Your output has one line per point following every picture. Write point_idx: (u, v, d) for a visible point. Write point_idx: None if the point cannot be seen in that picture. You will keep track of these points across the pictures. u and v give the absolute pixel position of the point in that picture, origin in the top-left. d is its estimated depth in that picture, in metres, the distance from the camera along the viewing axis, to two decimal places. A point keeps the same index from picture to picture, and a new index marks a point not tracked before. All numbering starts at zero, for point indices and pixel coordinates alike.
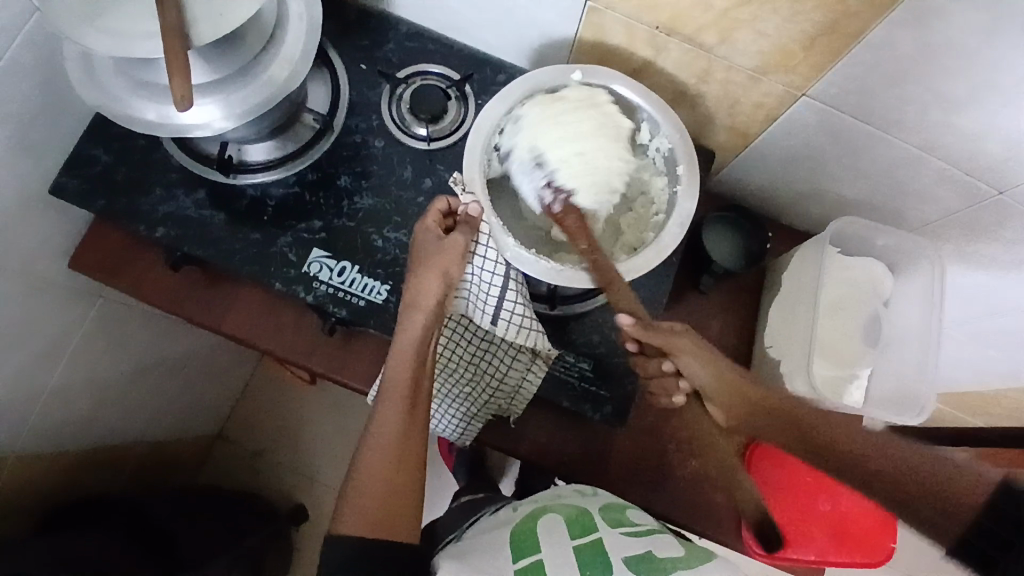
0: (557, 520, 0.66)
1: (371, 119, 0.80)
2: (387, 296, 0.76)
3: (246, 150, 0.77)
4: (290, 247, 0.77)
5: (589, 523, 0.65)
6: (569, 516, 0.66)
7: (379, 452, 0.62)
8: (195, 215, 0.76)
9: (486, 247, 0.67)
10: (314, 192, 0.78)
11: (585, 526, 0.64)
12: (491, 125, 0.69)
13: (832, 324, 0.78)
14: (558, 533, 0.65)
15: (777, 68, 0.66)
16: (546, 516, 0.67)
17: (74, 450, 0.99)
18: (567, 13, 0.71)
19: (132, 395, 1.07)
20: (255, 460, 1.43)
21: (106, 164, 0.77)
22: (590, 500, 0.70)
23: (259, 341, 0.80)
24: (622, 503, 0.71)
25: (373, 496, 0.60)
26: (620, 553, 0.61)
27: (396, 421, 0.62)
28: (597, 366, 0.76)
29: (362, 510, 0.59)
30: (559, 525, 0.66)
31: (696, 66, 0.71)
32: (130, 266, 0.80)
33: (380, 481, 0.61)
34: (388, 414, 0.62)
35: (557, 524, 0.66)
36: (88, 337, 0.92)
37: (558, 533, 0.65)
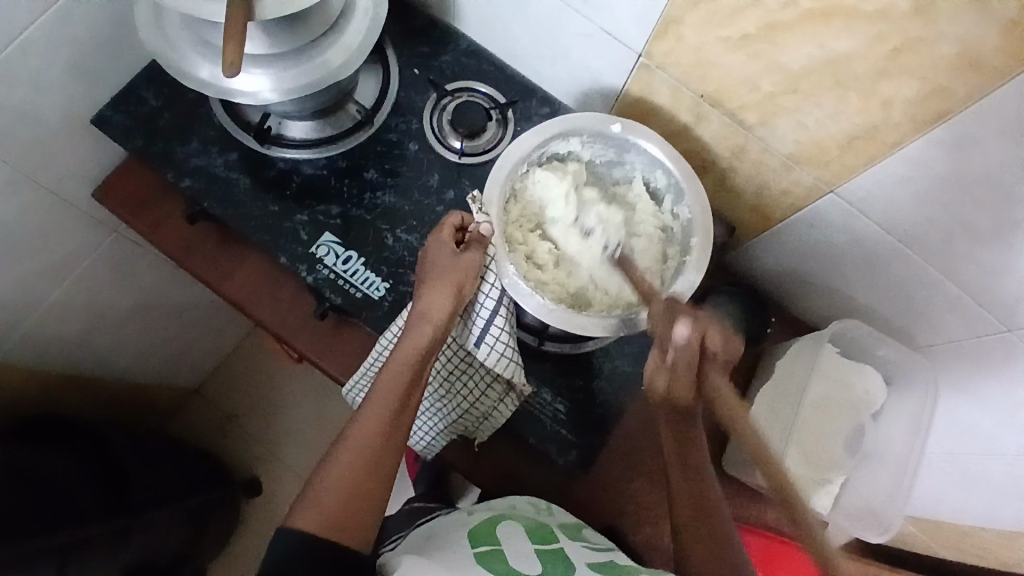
0: (517, 526, 0.66)
1: (411, 122, 0.82)
2: (384, 295, 0.77)
3: (286, 125, 0.79)
4: (304, 226, 0.78)
5: (549, 535, 0.66)
6: (529, 526, 0.66)
7: (351, 456, 0.59)
8: (223, 174, 0.79)
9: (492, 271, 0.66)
10: (340, 178, 0.80)
11: (544, 536, 0.65)
12: (522, 155, 0.70)
13: (817, 420, 0.79)
14: (519, 538, 0.64)
15: (811, 160, 0.67)
16: (504, 522, 0.66)
17: (54, 370, 1.01)
18: (619, 64, 0.73)
19: (124, 331, 1.08)
20: (226, 423, 1.43)
21: (153, 108, 0.80)
22: (545, 516, 0.70)
23: (254, 309, 0.81)
24: (574, 520, 0.72)
25: (334, 497, 0.57)
26: (585, 560, 0.63)
27: (379, 423, 0.60)
28: (572, 411, 0.75)
29: (322, 509, 0.56)
30: (520, 531, 0.65)
31: (732, 142, 0.72)
32: (150, 208, 0.82)
33: (346, 483, 0.58)
34: (372, 414, 0.60)
35: (518, 530, 0.65)
36: (95, 265, 0.94)
37: (519, 536, 0.64)
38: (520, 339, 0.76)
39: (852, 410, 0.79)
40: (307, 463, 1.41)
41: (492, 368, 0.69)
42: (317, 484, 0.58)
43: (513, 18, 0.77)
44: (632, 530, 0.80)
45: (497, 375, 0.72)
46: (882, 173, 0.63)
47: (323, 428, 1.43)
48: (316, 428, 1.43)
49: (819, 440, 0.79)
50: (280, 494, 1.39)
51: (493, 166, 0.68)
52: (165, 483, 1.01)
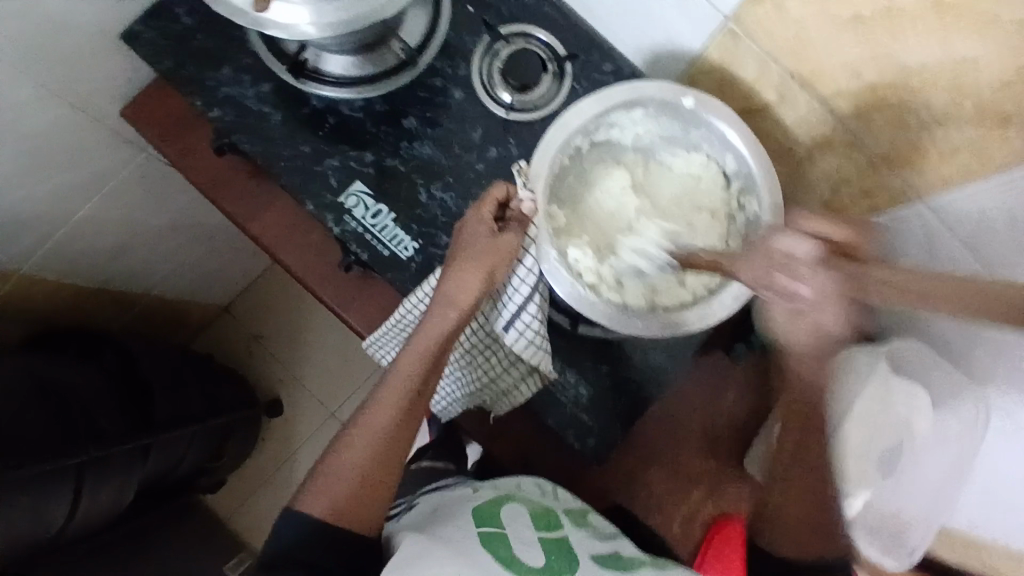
0: (521, 511, 0.65)
1: (458, 67, 0.75)
2: (413, 255, 0.73)
3: (324, 58, 0.72)
4: (335, 172, 0.73)
5: (554, 521, 0.64)
6: (534, 511, 0.65)
7: (366, 437, 0.60)
8: (255, 107, 0.74)
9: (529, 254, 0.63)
10: (378, 123, 0.74)
11: (548, 522, 0.64)
12: (579, 124, 0.62)
13: (851, 436, 0.73)
14: (522, 522, 0.63)
15: (902, 165, 0.59)
16: (508, 504, 0.65)
17: (84, 283, 1.02)
18: (700, 25, 0.63)
19: (155, 249, 1.08)
20: (251, 343, 1.45)
21: (185, 27, 0.74)
22: (551, 500, 0.69)
23: (279, 252, 0.78)
24: (580, 505, 0.71)
25: (345, 481, 0.59)
26: (588, 551, 0.62)
27: (394, 407, 0.60)
28: (595, 398, 0.72)
29: (332, 493, 0.58)
30: (523, 515, 0.64)
31: (816, 130, 0.63)
32: (179, 134, 0.78)
33: (355, 469, 0.59)
34: (386, 400, 0.60)
35: (521, 515, 0.64)
36: (125, 183, 0.92)
37: (522, 519, 0.63)
38: (552, 318, 0.72)
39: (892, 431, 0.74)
40: (327, 392, 1.43)
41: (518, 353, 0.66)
42: (328, 467, 0.59)
43: None
44: (641, 519, 0.78)
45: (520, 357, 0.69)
46: None
47: (343, 360, 1.44)
48: (336, 359, 1.44)
49: (849, 458, 0.74)
50: (299, 418, 1.42)
51: (545, 136, 0.61)
52: (187, 405, 1.03)
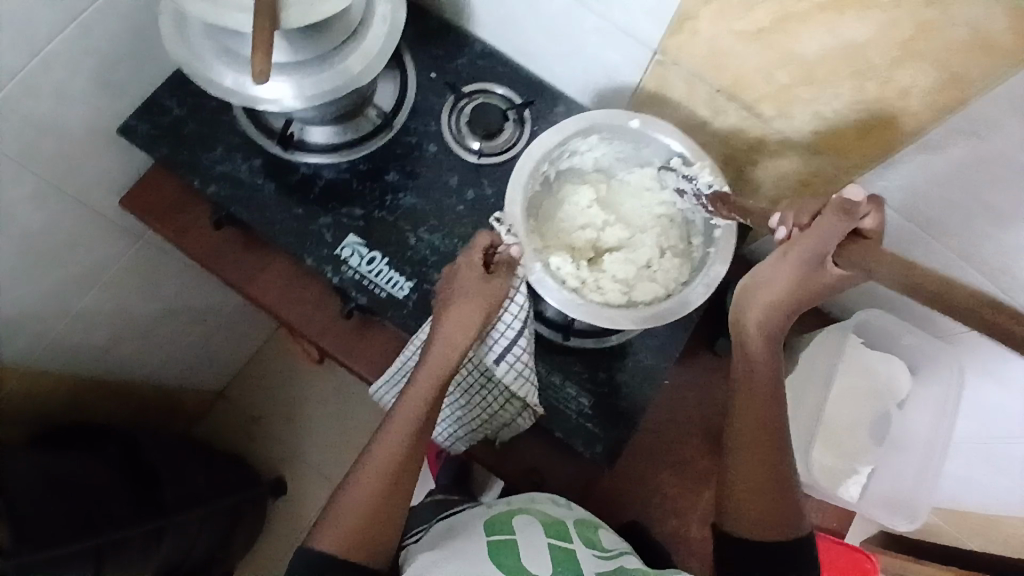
0: (533, 525, 0.65)
1: (429, 124, 0.84)
2: (408, 294, 0.78)
3: (308, 131, 0.81)
4: (328, 229, 0.80)
5: (564, 535, 0.65)
6: (545, 525, 0.65)
7: (372, 470, 0.62)
8: (248, 179, 0.80)
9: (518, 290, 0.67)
10: (362, 181, 0.81)
11: (558, 537, 0.64)
12: (544, 153, 0.70)
13: (840, 409, 0.79)
14: (533, 539, 0.64)
15: (827, 150, 0.68)
16: (521, 518, 0.66)
17: (84, 375, 1.03)
18: (634, 60, 0.73)
19: (152, 336, 1.11)
20: (249, 426, 1.45)
21: (177, 117, 0.82)
22: (562, 511, 0.69)
23: (281, 311, 0.83)
24: (592, 517, 0.71)
25: (355, 516, 0.60)
26: (592, 570, 0.62)
27: (400, 440, 0.63)
28: (597, 405, 0.76)
29: (344, 526, 0.59)
30: (534, 531, 0.64)
31: (750, 134, 0.72)
32: (178, 215, 0.84)
33: (365, 502, 0.60)
34: (394, 434, 0.63)
35: (533, 530, 0.64)
36: (122, 271, 0.96)
37: (532, 536, 0.64)
38: (544, 334, 0.77)
39: (876, 397, 0.80)
40: (331, 465, 1.42)
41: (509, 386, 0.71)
42: (338, 504, 0.61)
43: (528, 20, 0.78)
44: (659, 521, 0.80)
45: (513, 395, 0.72)
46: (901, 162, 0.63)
47: (345, 429, 1.45)
48: (337, 429, 1.45)
49: (843, 429, 0.80)
50: (305, 495, 1.40)
51: (515, 168, 0.69)
52: (194, 487, 1.03)
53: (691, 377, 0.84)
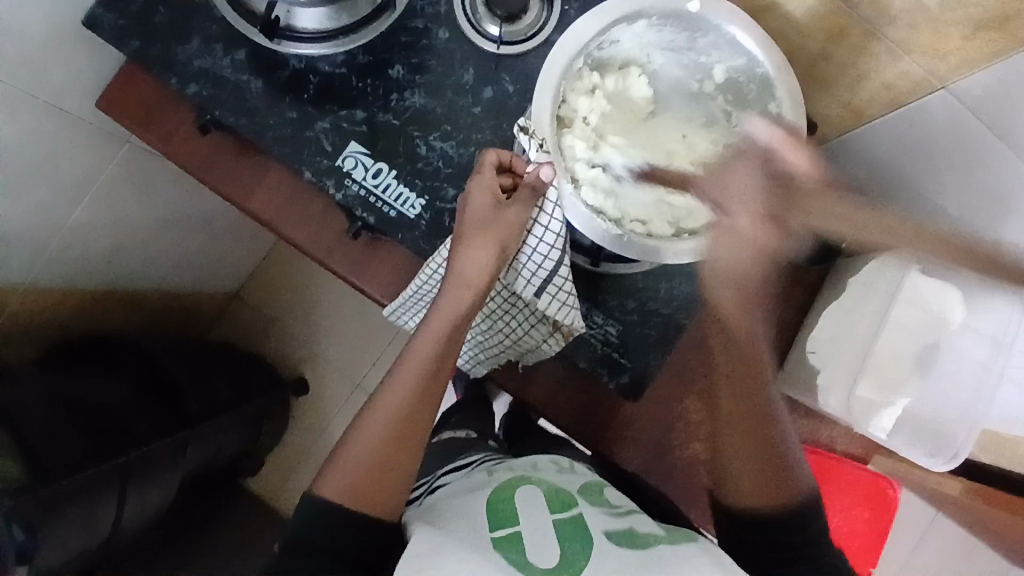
0: (535, 490, 0.61)
1: (438, 4, 0.70)
2: (421, 213, 0.70)
3: (296, 14, 0.68)
4: (327, 135, 0.70)
5: (568, 499, 0.60)
6: (547, 490, 0.61)
7: (380, 418, 0.58)
8: (231, 77, 0.69)
9: (550, 216, 0.60)
10: (362, 77, 0.70)
11: (562, 498, 0.60)
12: (578, 47, 0.58)
13: (890, 340, 0.73)
14: (537, 504, 0.59)
15: (928, 47, 0.54)
16: (522, 486, 0.61)
17: (91, 286, 1.00)
18: None
19: (156, 243, 1.06)
20: (269, 325, 1.45)
21: (144, 1, 0.69)
22: (567, 479, 0.65)
23: (283, 227, 0.76)
24: (598, 480, 0.67)
25: (361, 466, 0.56)
26: (602, 528, 0.57)
27: (411, 386, 0.59)
28: (624, 334, 0.71)
29: (349, 475, 0.56)
30: (537, 495, 0.60)
31: (831, 22, 0.58)
32: (160, 118, 0.74)
33: (371, 452, 0.57)
34: (402, 380, 0.59)
35: (535, 493, 0.60)
36: (114, 178, 0.89)
37: (535, 502, 0.59)
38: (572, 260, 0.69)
39: (929, 329, 0.73)
40: (351, 364, 1.43)
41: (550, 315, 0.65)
42: (343, 452, 0.58)
43: None
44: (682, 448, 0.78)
45: (543, 317, 0.66)
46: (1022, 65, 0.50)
47: (364, 328, 1.43)
48: (356, 329, 1.44)
49: (886, 364, 0.74)
50: (328, 393, 1.43)
51: (544, 67, 0.57)
52: (216, 396, 1.03)
53: None
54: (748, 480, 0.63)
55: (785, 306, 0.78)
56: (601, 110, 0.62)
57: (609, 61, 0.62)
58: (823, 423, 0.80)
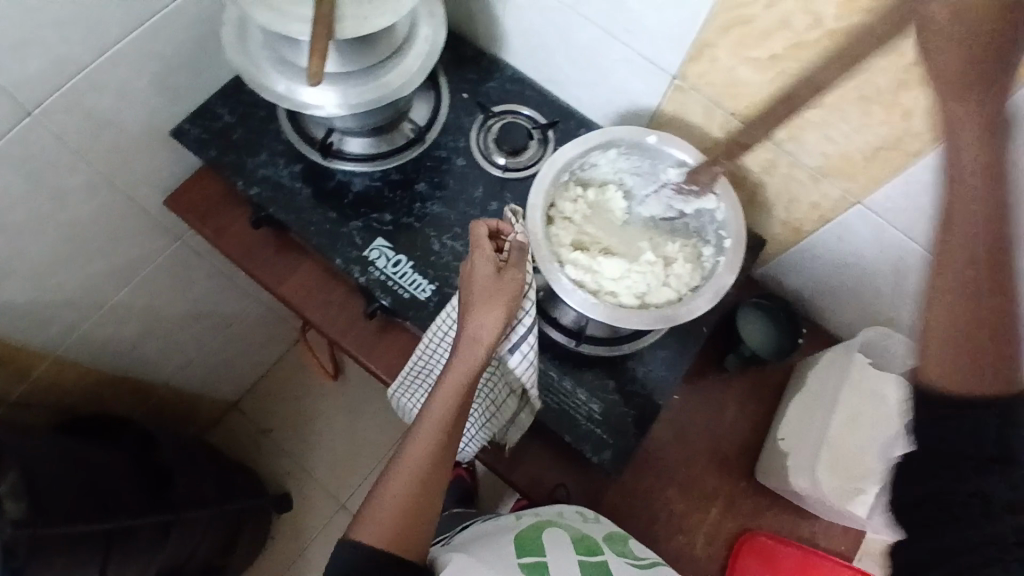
0: (563, 536, 0.71)
1: (459, 140, 0.89)
2: (430, 296, 0.82)
3: (346, 141, 0.87)
4: (358, 231, 0.84)
5: (594, 547, 0.70)
6: (573, 536, 0.71)
7: (404, 472, 0.64)
8: (287, 183, 0.86)
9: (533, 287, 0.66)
10: (393, 189, 0.86)
11: (588, 547, 0.70)
12: (565, 162, 0.74)
13: (848, 435, 0.77)
14: (565, 550, 0.69)
15: (837, 173, 0.71)
16: (550, 530, 0.72)
17: (108, 368, 1.07)
18: (654, 86, 0.78)
19: (178, 335, 1.15)
20: (261, 437, 1.46)
21: (226, 123, 0.88)
22: (591, 526, 0.73)
23: (307, 309, 0.87)
24: (620, 531, 0.75)
25: (393, 517, 0.62)
26: None
27: (430, 440, 0.64)
28: (607, 413, 0.77)
29: (382, 527, 0.62)
30: (564, 542, 0.70)
31: (761, 157, 0.76)
32: (218, 215, 0.90)
33: (397, 503, 0.63)
34: (422, 434, 0.64)
35: (562, 541, 0.70)
36: (160, 268, 1.02)
37: (563, 549, 0.69)
38: (557, 340, 0.79)
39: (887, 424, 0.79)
40: (336, 483, 1.43)
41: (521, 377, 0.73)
42: (375, 503, 0.63)
43: (556, 45, 0.84)
44: (665, 536, 0.80)
45: (518, 385, 0.74)
46: (908, 180, 0.66)
47: (355, 446, 1.45)
48: (347, 445, 1.45)
49: (849, 454, 0.77)
50: (309, 511, 1.40)
51: (538, 175, 0.72)
52: (202, 488, 1.05)
53: (701, 394, 0.85)
54: (952, 365, 0.48)
55: (753, 400, 0.86)
56: (582, 214, 0.76)
57: (588, 179, 0.79)
58: (800, 519, 0.83)
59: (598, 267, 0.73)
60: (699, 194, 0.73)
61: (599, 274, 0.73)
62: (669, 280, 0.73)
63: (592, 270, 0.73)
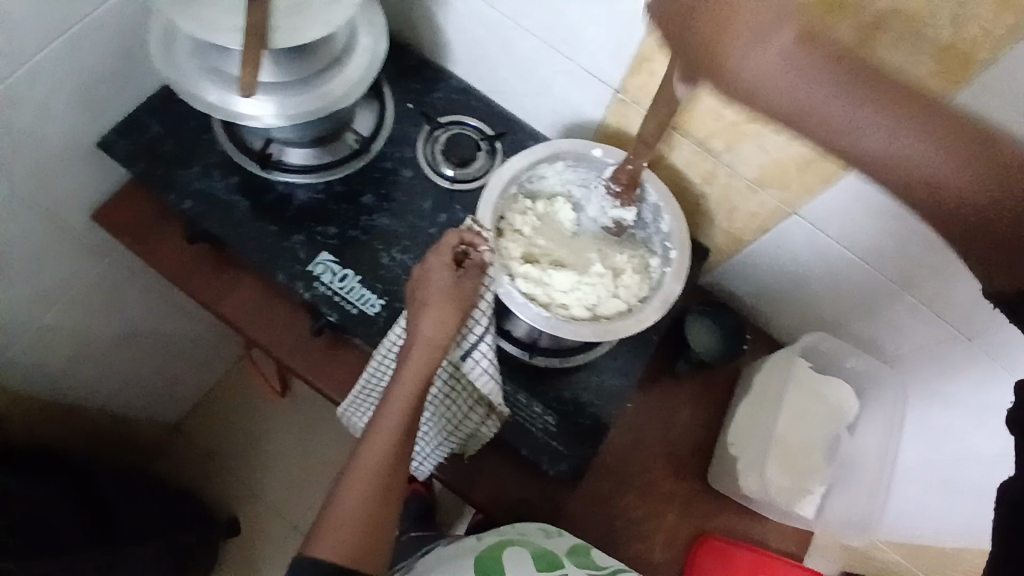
0: (523, 552, 0.69)
1: (405, 151, 0.87)
2: (379, 311, 0.79)
3: (287, 152, 0.83)
4: (302, 246, 0.81)
5: (555, 561, 0.69)
6: (534, 552, 0.69)
7: (360, 480, 0.61)
8: (224, 198, 0.82)
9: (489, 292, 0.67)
10: (337, 202, 0.84)
11: (550, 561, 0.68)
12: (512, 176, 0.74)
13: (793, 431, 0.82)
14: (524, 564, 0.67)
15: (774, 183, 0.73)
16: (510, 548, 0.70)
17: (38, 398, 0.99)
18: (598, 98, 0.79)
19: (111, 359, 1.08)
20: (205, 460, 1.39)
21: (156, 135, 0.83)
22: (554, 542, 0.72)
23: (249, 328, 0.83)
24: (582, 543, 0.75)
25: (351, 525, 0.59)
26: None
27: (386, 448, 0.62)
28: (562, 423, 0.77)
29: (338, 538, 0.59)
30: (525, 557, 0.68)
31: (703, 168, 0.78)
32: (149, 232, 0.85)
33: (355, 512, 0.60)
34: (376, 442, 0.62)
35: (523, 555, 0.68)
36: (89, 290, 0.95)
37: (524, 563, 0.67)
38: (510, 352, 0.78)
39: (828, 421, 0.84)
40: (286, 503, 1.37)
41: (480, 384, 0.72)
42: (330, 514, 0.60)
43: (500, 55, 0.83)
44: (623, 543, 0.81)
45: (479, 395, 0.74)
46: (840, 191, 0.69)
47: (306, 465, 1.40)
48: (297, 464, 1.40)
49: (795, 451, 0.82)
50: (260, 534, 1.34)
51: (485, 189, 0.72)
52: (141, 519, 0.99)
53: (654, 399, 0.87)
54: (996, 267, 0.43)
55: (704, 404, 0.88)
56: (533, 227, 0.76)
57: (538, 193, 0.79)
58: (751, 518, 0.85)
59: (550, 278, 0.73)
60: (624, 203, 0.75)
61: (551, 286, 0.72)
62: (620, 290, 0.73)
63: (543, 282, 0.72)
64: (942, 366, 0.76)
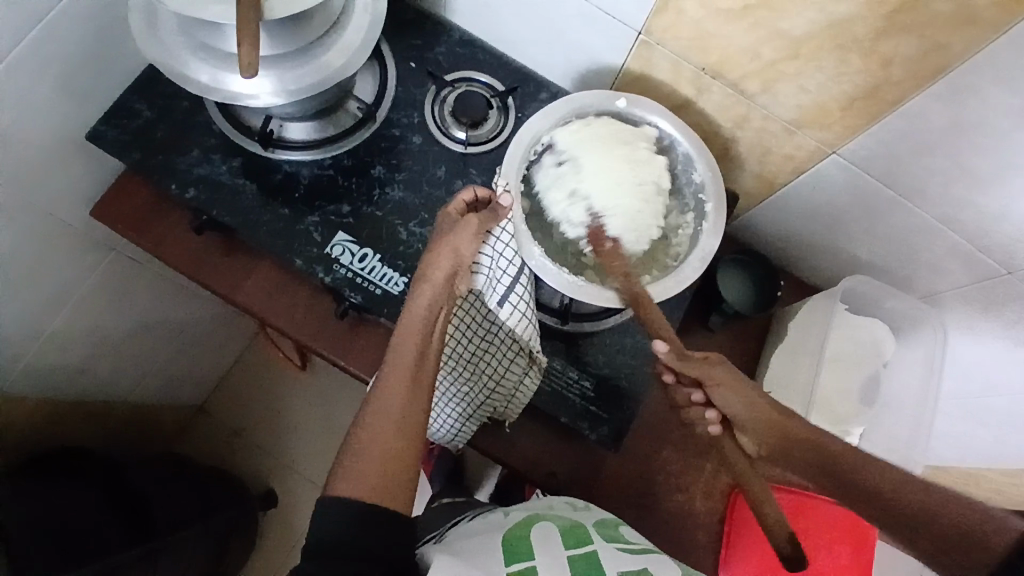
0: (551, 528, 0.66)
1: (412, 115, 0.82)
2: (403, 289, 0.77)
3: (287, 128, 0.79)
4: (317, 227, 0.78)
5: (584, 535, 0.65)
6: (563, 526, 0.66)
7: (376, 420, 0.57)
8: (228, 181, 0.78)
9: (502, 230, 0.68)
10: (347, 177, 0.79)
11: (577, 536, 0.65)
12: (535, 135, 0.71)
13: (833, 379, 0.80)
14: (554, 540, 0.64)
15: (812, 124, 0.69)
16: (540, 523, 0.66)
17: (57, 399, 0.99)
18: (617, 42, 0.73)
19: (128, 350, 1.07)
20: (233, 438, 1.41)
21: (148, 120, 0.79)
22: (581, 515, 0.70)
23: (271, 315, 0.80)
24: (613, 518, 0.71)
25: (372, 463, 0.56)
26: (615, 565, 0.62)
27: (401, 386, 0.59)
28: (599, 388, 0.77)
29: (360, 475, 0.55)
30: (553, 533, 0.65)
31: (734, 111, 0.73)
32: (153, 224, 0.81)
33: (376, 452, 0.56)
34: (393, 380, 0.59)
35: (551, 532, 0.65)
36: (98, 286, 0.92)
37: (551, 538, 0.64)
38: (542, 321, 0.77)
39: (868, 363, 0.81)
40: (320, 472, 1.39)
41: (515, 331, 0.70)
42: (350, 453, 0.56)
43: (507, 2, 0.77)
44: (666, 498, 0.82)
45: (518, 347, 0.72)
46: (883, 129, 0.64)
47: (333, 434, 1.41)
48: (325, 434, 1.41)
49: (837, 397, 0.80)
50: (297, 506, 1.37)
51: (508, 151, 0.70)
52: (183, 507, 1.01)
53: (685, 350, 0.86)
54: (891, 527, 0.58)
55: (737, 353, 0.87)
56: None
57: None
58: None
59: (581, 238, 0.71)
60: None
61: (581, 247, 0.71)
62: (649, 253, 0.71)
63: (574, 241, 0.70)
64: (986, 299, 0.72)
